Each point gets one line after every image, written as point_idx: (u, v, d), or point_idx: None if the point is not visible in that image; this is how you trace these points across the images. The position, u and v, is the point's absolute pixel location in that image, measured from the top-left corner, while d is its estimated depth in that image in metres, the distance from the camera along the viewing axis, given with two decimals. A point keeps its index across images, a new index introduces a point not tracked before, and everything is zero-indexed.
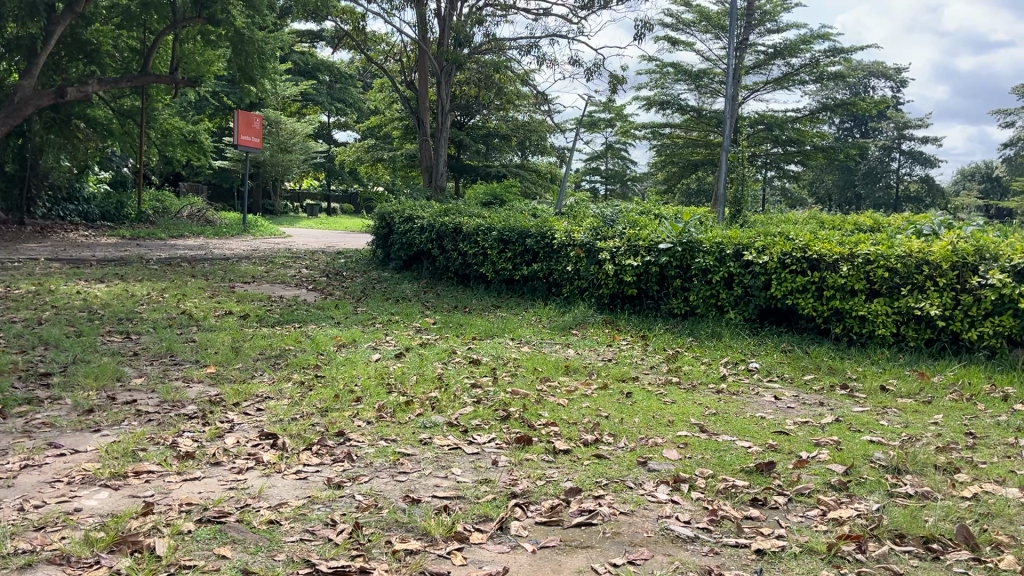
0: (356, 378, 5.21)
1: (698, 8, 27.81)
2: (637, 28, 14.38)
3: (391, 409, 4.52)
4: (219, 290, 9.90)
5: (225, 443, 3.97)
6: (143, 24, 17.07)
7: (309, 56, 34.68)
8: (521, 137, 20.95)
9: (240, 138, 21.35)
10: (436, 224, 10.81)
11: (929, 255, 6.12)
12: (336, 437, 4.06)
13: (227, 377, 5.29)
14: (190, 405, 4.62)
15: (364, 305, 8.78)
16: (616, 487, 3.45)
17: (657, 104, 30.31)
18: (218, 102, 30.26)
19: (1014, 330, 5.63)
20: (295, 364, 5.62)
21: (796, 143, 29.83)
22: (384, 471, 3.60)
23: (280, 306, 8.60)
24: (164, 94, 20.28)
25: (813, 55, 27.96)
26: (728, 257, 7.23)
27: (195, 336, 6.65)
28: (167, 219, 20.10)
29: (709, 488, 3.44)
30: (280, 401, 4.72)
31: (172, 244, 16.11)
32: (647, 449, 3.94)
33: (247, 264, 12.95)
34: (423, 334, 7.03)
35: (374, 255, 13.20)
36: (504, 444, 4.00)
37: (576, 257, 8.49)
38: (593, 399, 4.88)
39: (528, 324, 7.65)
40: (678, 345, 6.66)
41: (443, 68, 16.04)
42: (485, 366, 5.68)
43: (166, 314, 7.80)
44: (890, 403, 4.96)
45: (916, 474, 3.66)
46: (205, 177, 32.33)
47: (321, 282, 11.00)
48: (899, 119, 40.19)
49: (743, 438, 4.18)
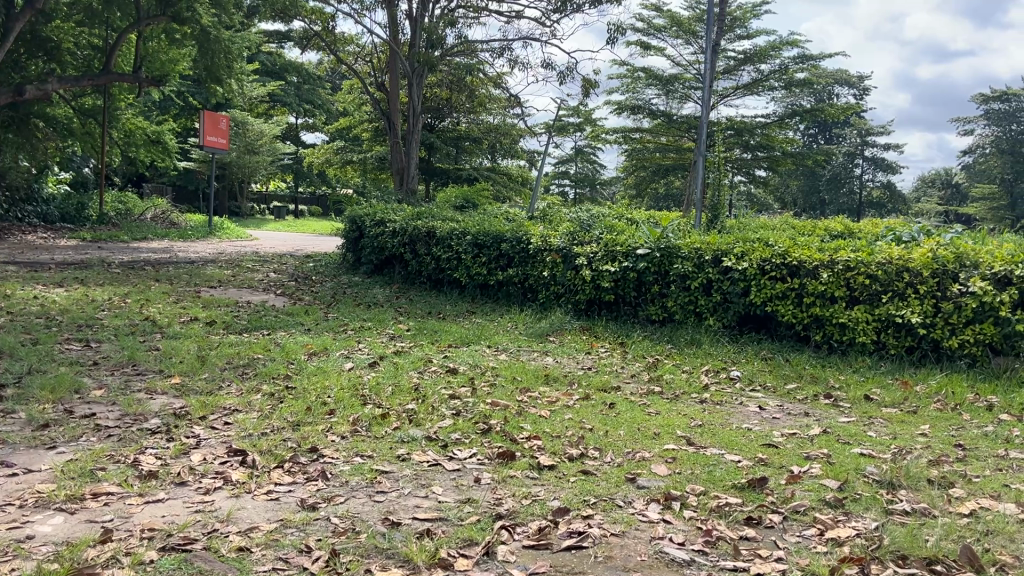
0: (328, 390, 4.99)
1: (668, 13, 27.79)
2: (610, 32, 14.29)
3: (367, 424, 4.32)
4: (184, 295, 9.61)
5: (190, 460, 3.74)
6: (106, 21, 16.57)
7: (277, 57, 34.32)
8: (492, 141, 20.78)
9: (206, 138, 20.87)
10: (409, 228, 10.59)
11: (909, 263, 6.07)
12: (309, 453, 3.86)
13: (193, 389, 5.04)
14: (153, 419, 4.39)
15: (335, 311, 8.53)
16: (605, 506, 3.30)
17: (628, 108, 30.25)
18: (184, 102, 29.73)
19: (995, 338, 5.60)
20: (264, 374, 5.39)
21: (765, 148, 30.05)
22: (360, 491, 3.41)
23: (247, 312, 8.31)
24: (126, 94, 19.80)
25: (782, 62, 28.17)
26: (707, 263, 7.12)
27: (159, 344, 6.36)
28: (130, 221, 19.60)
29: (701, 507, 3.31)
30: (249, 414, 4.49)
31: (136, 247, 15.67)
32: (635, 464, 3.80)
33: (213, 268, 12.60)
34: (396, 341, 6.83)
35: (344, 259, 12.92)
36: (485, 459, 3.83)
37: (552, 262, 8.36)
38: (576, 411, 4.74)
39: (503, 331, 7.48)
40: (657, 353, 6.55)
41: (415, 69, 15.67)
42: (463, 376, 5.50)
43: (127, 321, 7.48)
44: (876, 412, 4.89)
45: (911, 489, 3.56)
46: (169, 178, 31.76)
47: (289, 287, 10.71)
48: (862, 126, 40.76)
49: (731, 451, 4.06)
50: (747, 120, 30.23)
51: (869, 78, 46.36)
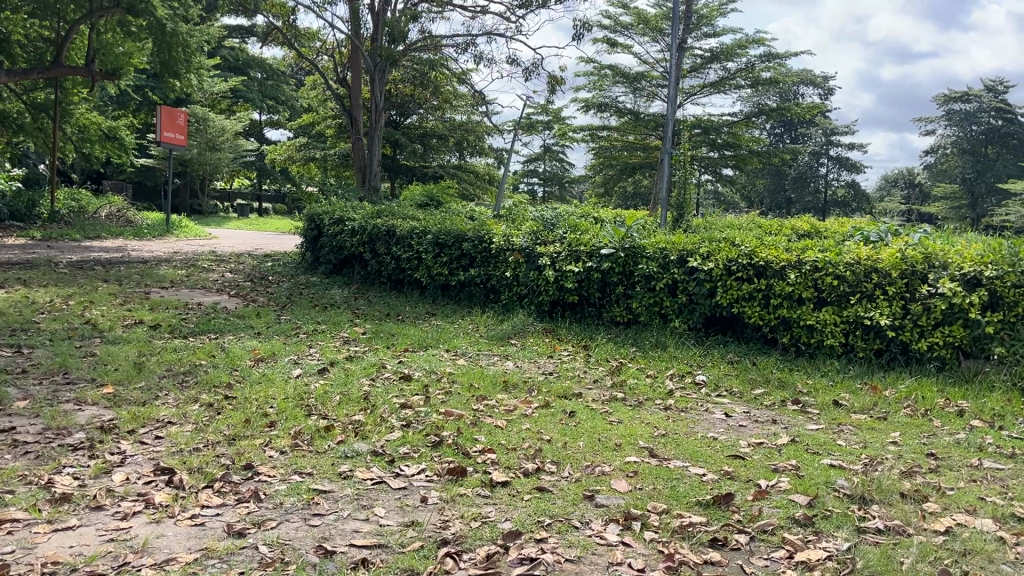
0: (271, 400, 4.69)
1: (635, 10, 27.63)
2: (576, 29, 14.08)
3: (309, 437, 4.03)
4: (133, 296, 9.22)
5: (111, 481, 3.43)
6: (58, 14, 15.93)
7: (239, 52, 33.62)
8: (458, 138, 20.50)
9: (163, 134, 20.27)
10: (369, 226, 10.30)
11: (877, 263, 5.93)
12: (243, 471, 3.57)
13: (126, 399, 4.71)
14: (78, 434, 4.06)
15: (288, 313, 8.22)
16: (559, 528, 3.06)
17: (595, 106, 30.06)
18: (142, 97, 28.99)
19: (964, 341, 5.48)
20: (205, 383, 5.07)
21: (732, 147, 30.07)
22: (294, 514, 3.13)
23: (195, 314, 7.98)
24: (81, 88, 19.14)
25: (748, 60, 28.16)
26: (672, 263, 6.93)
27: (96, 350, 6.02)
28: (84, 219, 18.97)
29: (663, 527, 3.09)
30: (183, 427, 4.19)
31: (88, 246, 15.12)
32: (594, 480, 3.56)
33: (166, 268, 12.17)
34: (350, 346, 6.53)
35: (302, 259, 12.55)
36: (434, 476, 3.58)
37: (515, 262, 8.11)
38: (534, 421, 4.49)
39: (463, 333, 7.23)
40: (621, 356, 6.34)
41: (377, 64, 15.28)
42: (417, 383, 5.24)
43: (65, 324, 7.09)
44: (845, 420, 4.70)
45: (882, 504, 3.36)
46: (128, 176, 31.02)
47: (244, 288, 10.34)
48: (827, 126, 41.38)
49: (696, 464, 3.84)
50: (713, 119, 30.19)
51: (832, 78, 46.87)
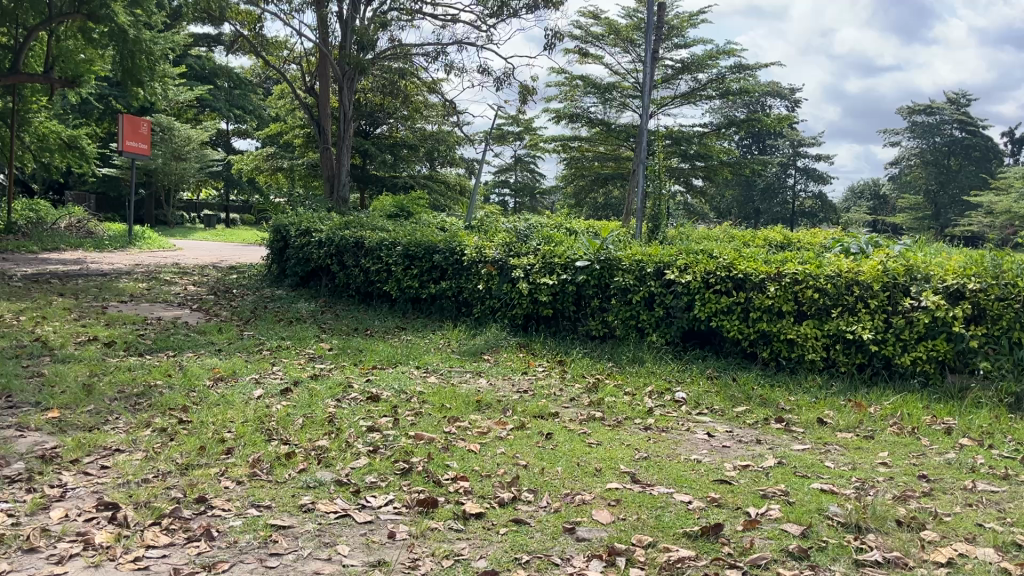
0: (230, 424, 4.41)
1: (606, 21, 27.61)
2: (548, 38, 13.93)
3: (268, 465, 3.77)
4: (88, 311, 8.82)
5: (48, 519, 3.14)
6: (16, 19, 15.40)
7: (205, 61, 33.04)
8: (429, 147, 20.29)
9: (125, 143, 19.74)
10: (336, 238, 10.01)
11: (858, 275, 5.80)
12: (194, 506, 3.29)
13: (72, 424, 4.40)
14: (15, 464, 3.74)
15: (251, 328, 7.90)
16: (539, 565, 2.83)
17: (567, 117, 29.99)
18: (105, 106, 28.35)
19: (947, 355, 5.35)
20: (159, 406, 4.76)
21: (703, 158, 30.25)
22: (250, 554, 2.87)
23: (154, 331, 7.64)
24: (40, 96, 18.56)
25: (719, 71, 28.25)
26: (649, 276, 6.75)
27: (43, 370, 5.65)
28: (42, 230, 18.39)
29: (649, 563, 2.87)
30: (131, 456, 3.89)
31: (44, 258, 14.61)
32: (575, 510, 3.34)
33: (126, 281, 11.75)
34: (315, 363, 6.25)
35: (268, 272, 12.21)
36: (403, 508, 3.32)
37: (487, 274, 7.89)
38: (509, 444, 4.26)
39: (434, 348, 6.99)
40: (597, 372, 6.14)
41: (345, 72, 14.98)
42: (385, 404, 4.98)
43: (13, 342, 6.71)
44: (831, 438, 4.54)
45: (879, 533, 3.17)
46: (90, 186, 30.32)
47: (207, 301, 10.00)
48: (794, 137, 41.92)
49: (681, 490, 3.64)
50: (684, 130, 30.24)
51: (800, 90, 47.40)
